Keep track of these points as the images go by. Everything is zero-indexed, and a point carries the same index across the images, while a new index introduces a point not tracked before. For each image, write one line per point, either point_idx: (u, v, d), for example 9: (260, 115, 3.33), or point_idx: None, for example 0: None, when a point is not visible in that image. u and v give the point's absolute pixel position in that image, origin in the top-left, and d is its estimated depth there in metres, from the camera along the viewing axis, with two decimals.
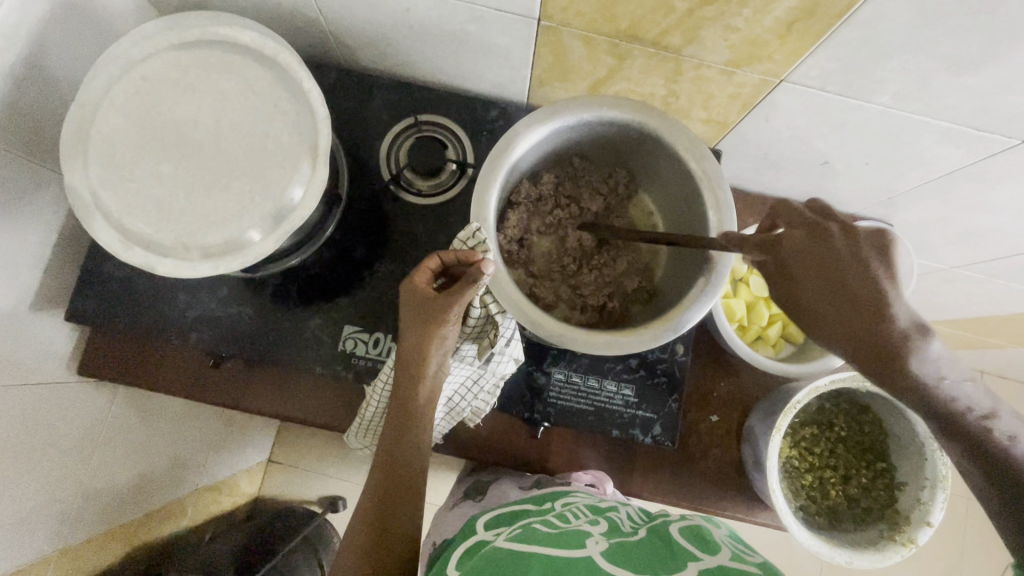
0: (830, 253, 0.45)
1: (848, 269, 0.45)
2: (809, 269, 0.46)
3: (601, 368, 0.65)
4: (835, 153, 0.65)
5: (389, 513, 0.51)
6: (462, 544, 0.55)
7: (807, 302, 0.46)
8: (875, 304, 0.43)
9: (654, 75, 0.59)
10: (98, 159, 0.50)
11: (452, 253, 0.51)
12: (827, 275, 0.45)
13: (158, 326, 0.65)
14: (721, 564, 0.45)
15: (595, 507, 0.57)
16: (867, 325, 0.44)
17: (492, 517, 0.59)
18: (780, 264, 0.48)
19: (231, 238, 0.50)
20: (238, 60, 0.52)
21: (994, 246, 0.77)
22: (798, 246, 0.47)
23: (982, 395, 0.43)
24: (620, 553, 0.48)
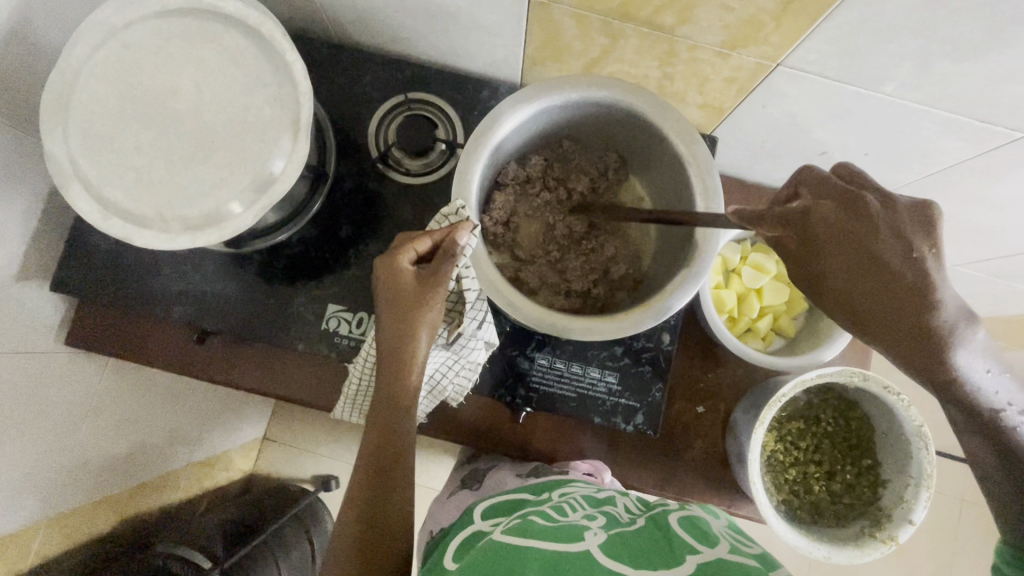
0: (866, 227, 0.42)
1: (888, 246, 0.41)
2: (842, 245, 0.42)
3: (585, 355, 0.65)
4: (835, 142, 0.63)
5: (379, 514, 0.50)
6: (457, 535, 0.53)
7: (838, 284, 0.43)
8: (915, 288, 0.41)
9: (648, 56, 0.57)
10: (79, 129, 0.50)
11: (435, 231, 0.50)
12: (858, 253, 0.42)
13: (143, 300, 0.65)
14: (720, 560, 0.44)
15: (593, 500, 0.56)
16: (904, 313, 0.41)
17: (488, 508, 0.57)
18: (808, 242, 0.44)
19: (211, 211, 0.50)
20: (221, 30, 0.51)
21: (995, 244, 0.76)
22: (831, 219, 0.43)
23: (1019, 389, 0.43)
24: (618, 547, 0.46)
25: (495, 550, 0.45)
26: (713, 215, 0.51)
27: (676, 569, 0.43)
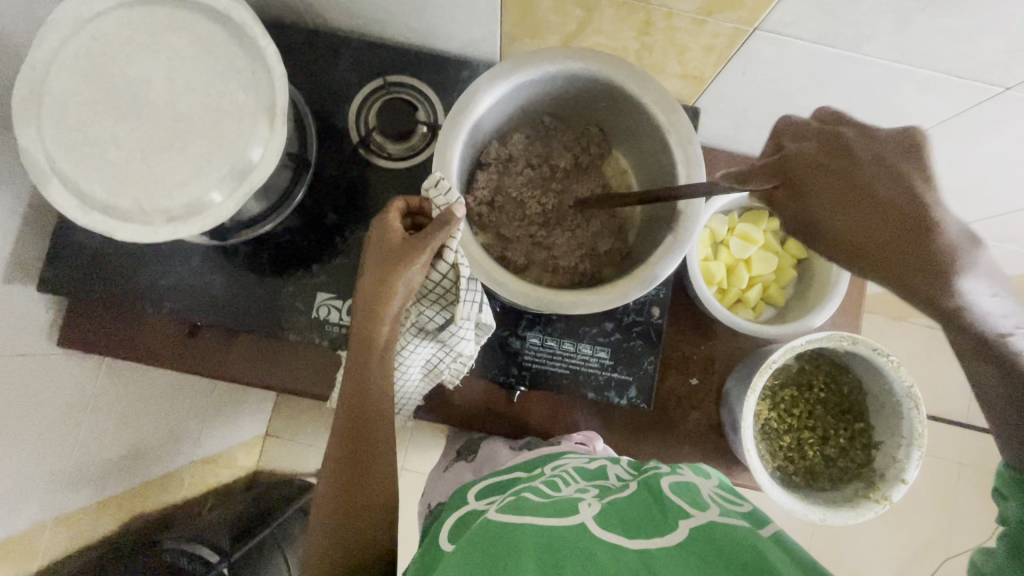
0: (839, 159, 0.44)
1: (867, 170, 0.43)
2: (825, 176, 0.44)
3: (576, 332, 0.65)
4: (817, 108, 0.63)
5: (362, 483, 0.52)
6: (453, 514, 0.54)
7: (826, 218, 0.44)
8: (911, 213, 0.42)
9: (625, 27, 0.57)
10: (53, 123, 0.49)
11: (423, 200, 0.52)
12: (842, 182, 0.43)
13: (132, 296, 0.65)
14: (711, 520, 0.44)
15: (585, 472, 0.56)
16: (901, 245, 0.42)
17: (481, 487, 0.58)
18: (792, 182, 0.45)
19: (191, 202, 0.49)
20: (191, 17, 0.51)
21: (981, 204, 0.76)
22: (809, 157, 0.44)
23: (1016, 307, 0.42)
24: (612, 518, 0.47)
25: (488, 530, 0.45)
26: (695, 183, 0.51)
27: (669, 536, 0.44)
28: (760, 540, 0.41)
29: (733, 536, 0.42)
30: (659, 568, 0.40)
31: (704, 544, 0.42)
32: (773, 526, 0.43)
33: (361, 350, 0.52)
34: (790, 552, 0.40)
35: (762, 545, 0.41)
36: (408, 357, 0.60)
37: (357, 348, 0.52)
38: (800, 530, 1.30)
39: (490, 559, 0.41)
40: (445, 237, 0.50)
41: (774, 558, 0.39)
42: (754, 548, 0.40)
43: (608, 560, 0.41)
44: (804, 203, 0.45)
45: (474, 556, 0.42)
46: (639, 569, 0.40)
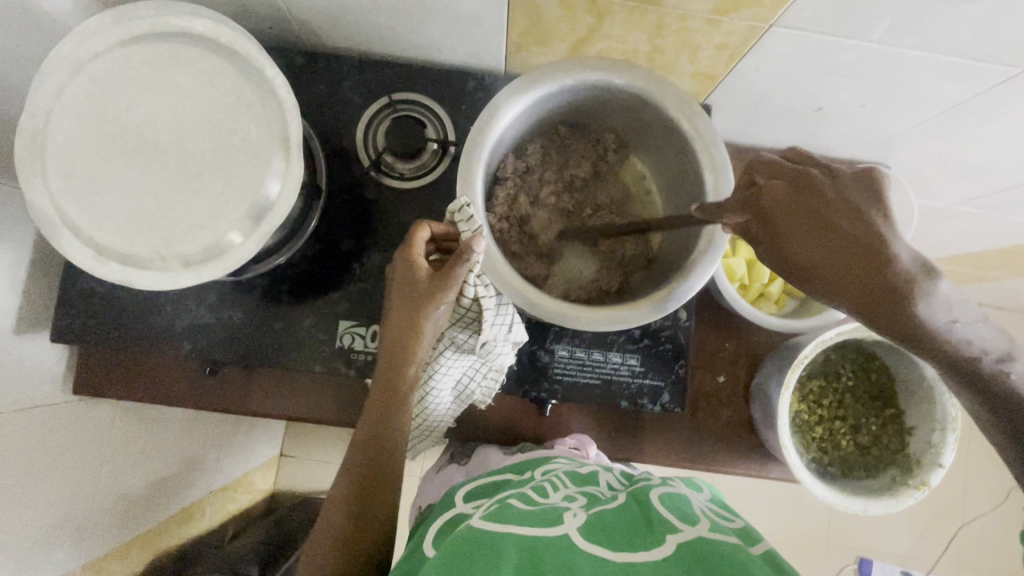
0: (813, 198, 0.42)
1: (835, 208, 0.41)
2: (795, 217, 0.42)
3: (605, 341, 0.64)
4: (830, 97, 0.62)
5: (364, 501, 0.53)
6: (441, 516, 0.54)
7: (799, 255, 0.42)
8: (871, 249, 0.40)
9: (636, 31, 0.55)
10: (59, 173, 0.47)
11: (443, 226, 0.52)
12: (814, 219, 0.42)
13: (148, 338, 0.63)
14: (699, 536, 0.45)
15: (575, 477, 0.57)
16: (863, 276, 0.40)
17: (471, 489, 0.58)
18: (763, 218, 0.44)
19: (211, 244, 0.48)
20: (194, 52, 0.49)
21: (991, 181, 0.76)
22: (784, 197, 0.43)
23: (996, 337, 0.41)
24: (597, 527, 0.47)
25: (471, 536, 0.44)
26: (724, 188, 0.50)
27: (656, 549, 0.44)
28: (755, 557, 0.43)
29: (723, 553, 0.43)
30: None
31: (692, 559, 0.42)
32: (761, 543, 0.46)
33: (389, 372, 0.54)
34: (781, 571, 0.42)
35: (754, 561, 0.42)
36: (439, 377, 0.59)
37: (380, 369, 0.54)
38: (819, 505, 1.33)
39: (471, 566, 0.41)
40: (464, 272, 0.50)
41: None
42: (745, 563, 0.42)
43: (590, 569, 0.41)
44: (773, 241, 0.43)
45: (455, 564, 0.41)
46: None
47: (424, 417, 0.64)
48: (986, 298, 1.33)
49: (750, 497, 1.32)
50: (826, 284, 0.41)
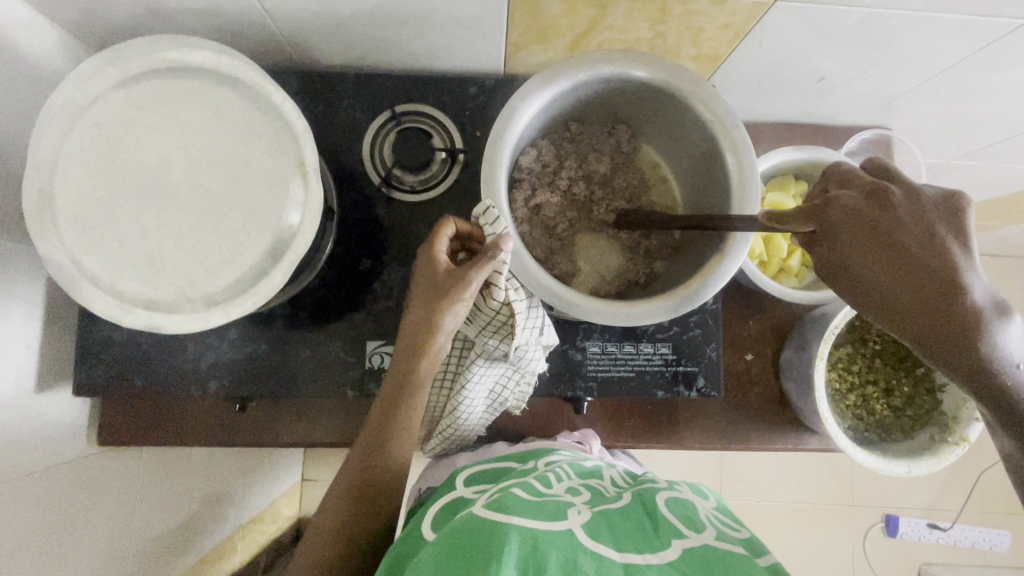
0: (879, 218, 0.46)
1: (911, 235, 0.45)
2: (861, 236, 0.46)
3: (635, 333, 0.64)
4: (833, 66, 0.62)
5: (364, 502, 0.52)
6: (439, 501, 0.56)
7: (861, 273, 0.47)
8: (945, 277, 0.44)
9: (639, 18, 0.55)
10: (72, 223, 0.46)
11: (471, 223, 0.51)
12: (886, 240, 0.46)
13: (172, 381, 0.61)
14: (705, 544, 0.47)
15: (579, 471, 0.58)
16: (923, 297, 0.45)
17: (471, 475, 0.59)
18: (827, 231, 0.47)
19: (238, 280, 0.47)
20: (197, 84, 0.48)
21: (992, 133, 0.76)
22: (851, 208, 0.47)
23: None
24: (599, 523, 0.49)
25: (476, 523, 0.46)
26: (747, 169, 0.51)
27: (662, 553, 0.46)
28: (763, 569, 0.46)
29: (728, 564, 0.45)
30: None
31: (698, 567, 0.45)
32: (766, 554, 0.48)
33: (398, 380, 0.53)
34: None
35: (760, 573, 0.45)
36: (473, 386, 0.59)
37: (396, 363, 0.53)
38: (844, 468, 1.34)
39: (475, 554, 0.42)
40: (488, 271, 0.48)
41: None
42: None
43: (594, 567, 0.43)
44: (835, 257, 0.48)
45: (450, 556, 0.42)
46: None
47: (462, 427, 0.63)
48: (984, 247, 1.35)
49: (776, 469, 1.33)
50: (896, 300, 0.46)
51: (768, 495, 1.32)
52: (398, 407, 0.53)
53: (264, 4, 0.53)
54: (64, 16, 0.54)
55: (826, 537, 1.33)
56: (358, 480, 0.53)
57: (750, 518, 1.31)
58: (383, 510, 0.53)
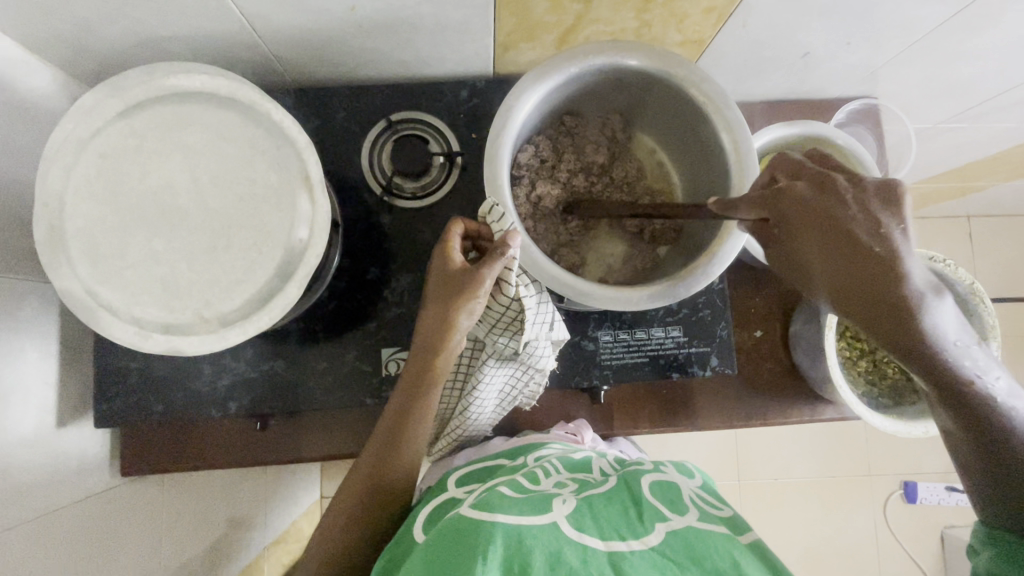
0: (834, 209, 0.44)
1: (856, 222, 0.43)
2: (810, 227, 0.45)
3: (645, 318, 0.65)
4: (817, 41, 0.63)
5: (373, 501, 0.54)
6: (433, 501, 0.55)
7: (805, 257, 0.46)
8: (885, 270, 0.42)
9: (624, 9, 0.55)
10: (86, 255, 0.47)
11: (484, 223, 0.52)
12: (833, 229, 0.44)
13: (191, 405, 0.62)
14: (688, 525, 0.49)
15: (568, 462, 0.59)
16: (879, 285, 0.43)
17: (464, 474, 0.60)
18: (780, 217, 0.46)
19: (252, 296, 0.48)
20: (197, 108, 0.49)
21: (976, 94, 0.77)
22: (802, 196, 0.45)
23: (988, 363, 0.44)
24: (584, 513, 0.50)
25: (461, 526, 0.47)
26: (743, 146, 0.52)
27: (645, 538, 0.48)
28: (744, 547, 0.47)
29: (710, 545, 0.47)
30: (626, 570, 0.44)
31: (681, 549, 0.46)
32: (748, 532, 0.49)
33: (414, 380, 0.54)
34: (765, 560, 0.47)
35: (740, 550, 0.47)
36: (485, 386, 0.59)
37: (411, 360, 0.54)
38: (858, 439, 1.35)
39: (459, 559, 0.44)
40: (500, 268, 0.49)
41: (752, 567, 0.45)
42: (733, 557, 0.46)
43: (577, 560, 0.44)
44: (796, 245, 0.46)
45: (438, 561, 0.44)
46: (607, 570, 0.44)
47: (479, 425, 0.64)
48: (974, 209, 1.36)
49: (791, 445, 1.34)
50: (838, 286, 0.44)
51: (785, 472, 1.33)
52: (415, 406, 0.54)
53: (254, 25, 0.54)
54: (57, 53, 0.55)
55: (846, 509, 1.34)
56: (370, 478, 0.54)
57: (769, 496, 1.32)
58: (394, 506, 0.55)
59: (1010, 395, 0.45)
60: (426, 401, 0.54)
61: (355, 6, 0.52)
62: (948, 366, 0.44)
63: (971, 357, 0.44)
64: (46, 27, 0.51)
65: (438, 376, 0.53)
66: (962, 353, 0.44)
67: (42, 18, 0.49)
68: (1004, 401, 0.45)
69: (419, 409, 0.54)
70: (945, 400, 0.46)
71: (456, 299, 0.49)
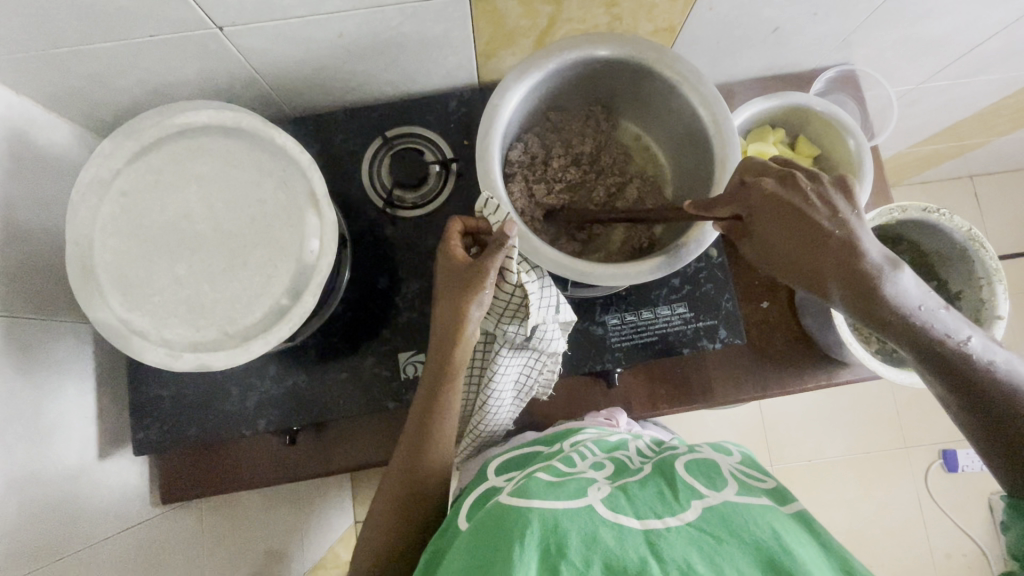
0: (791, 196, 0.49)
1: (814, 209, 0.48)
2: (777, 211, 0.49)
3: (651, 298, 0.67)
4: (785, 16, 0.65)
5: (410, 496, 0.56)
6: (475, 492, 0.57)
7: (772, 242, 0.50)
8: (849, 251, 0.48)
9: (593, 6, 0.58)
10: (116, 286, 0.50)
11: (482, 217, 0.54)
12: (796, 216, 0.48)
13: (222, 426, 0.64)
14: (725, 500, 0.49)
15: (603, 445, 0.60)
16: (838, 264, 0.48)
17: (502, 462, 0.61)
18: (749, 208, 0.50)
19: (271, 310, 0.51)
20: (205, 141, 0.53)
21: (953, 51, 0.79)
22: (763, 190, 0.49)
23: (957, 323, 0.49)
24: (619, 495, 0.51)
25: (499, 513, 0.48)
26: (721, 118, 0.54)
27: (681, 515, 0.48)
28: (785, 518, 0.48)
29: (748, 517, 0.47)
30: (662, 546, 0.45)
31: (718, 524, 0.47)
32: (791, 501, 0.50)
33: (435, 377, 0.56)
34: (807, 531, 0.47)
35: (781, 520, 0.47)
36: (502, 377, 0.60)
37: (429, 356, 0.56)
38: (888, 410, 1.33)
39: (499, 545, 0.45)
40: (502, 257, 0.51)
41: (793, 538, 0.45)
42: (773, 527, 0.46)
43: (613, 539, 0.45)
44: (758, 232, 0.50)
45: (480, 551, 0.46)
46: (643, 548, 0.44)
47: (502, 419, 0.65)
48: (976, 167, 1.36)
49: (821, 424, 1.32)
50: (789, 265, 0.50)
51: (818, 452, 1.31)
52: (438, 402, 0.56)
53: (251, 61, 0.57)
54: (75, 110, 0.60)
55: (884, 484, 1.31)
56: (404, 476, 0.57)
57: (805, 478, 1.30)
58: (431, 500, 0.57)
59: (985, 351, 0.48)
60: (448, 397, 0.56)
61: (342, 33, 0.55)
62: (924, 328, 0.48)
63: (940, 319, 0.48)
64: (64, 85, 0.55)
65: (458, 370, 0.55)
66: (930, 317, 0.48)
67: (61, 77, 0.54)
68: (983, 355, 0.48)
69: (440, 403, 0.56)
70: (924, 360, 0.49)
71: (466, 291, 0.52)
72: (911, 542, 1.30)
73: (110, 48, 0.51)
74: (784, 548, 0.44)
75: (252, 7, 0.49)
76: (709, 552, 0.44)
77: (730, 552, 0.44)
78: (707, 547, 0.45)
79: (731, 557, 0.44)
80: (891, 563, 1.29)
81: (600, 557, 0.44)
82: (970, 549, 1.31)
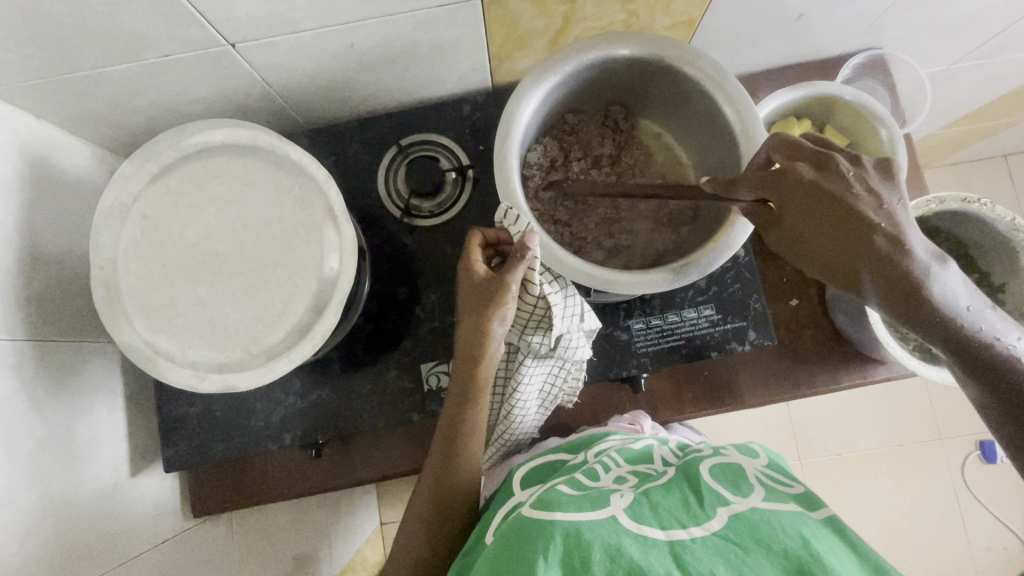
0: (831, 183, 0.46)
1: (856, 197, 0.45)
2: (816, 199, 0.46)
3: (676, 301, 0.66)
4: (809, 3, 0.62)
5: (437, 511, 0.56)
6: (501, 508, 0.56)
7: (809, 234, 0.46)
8: (890, 246, 0.44)
9: (609, 3, 0.56)
10: (141, 310, 0.50)
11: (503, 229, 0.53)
12: (834, 207, 0.45)
13: (249, 440, 0.65)
14: (751, 507, 0.48)
15: (628, 454, 0.58)
16: (882, 259, 0.44)
17: (527, 472, 0.60)
18: (782, 194, 0.47)
19: (293, 328, 0.51)
20: (223, 161, 0.53)
21: (989, 29, 0.75)
22: (803, 176, 0.46)
23: (999, 321, 0.45)
24: (642, 504, 0.49)
25: (522, 526, 0.48)
26: (746, 115, 0.52)
27: (706, 524, 0.47)
28: (814, 524, 0.46)
29: (776, 524, 0.45)
30: (687, 558, 0.43)
31: (744, 532, 0.45)
32: (824, 507, 0.48)
33: (460, 391, 0.55)
34: (838, 538, 0.46)
35: (810, 527, 0.45)
36: (526, 387, 0.59)
37: (453, 367, 0.55)
38: (922, 401, 1.29)
39: (522, 561, 0.44)
40: (523, 269, 0.50)
41: (822, 544, 0.44)
42: (801, 534, 0.44)
43: (637, 551, 0.44)
44: (793, 221, 0.46)
45: (502, 567, 0.45)
46: (668, 560, 0.43)
47: (526, 428, 0.65)
48: (1011, 146, 1.30)
49: (853, 417, 1.28)
50: (827, 257, 0.46)
51: (849, 446, 1.27)
52: (463, 415, 0.55)
53: (264, 77, 0.57)
54: (94, 131, 0.60)
55: (919, 476, 1.27)
56: (427, 490, 0.56)
57: (836, 472, 1.27)
58: (457, 514, 0.57)
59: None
60: (475, 408, 0.56)
61: (354, 42, 0.54)
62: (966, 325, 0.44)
63: (981, 316, 0.45)
64: (82, 108, 0.55)
65: (483, 381, 0.55)
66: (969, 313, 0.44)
67: (78, 99, 0.54)
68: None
69: (465, 415, 0.55)
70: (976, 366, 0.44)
71: (489, 302, 0.51)
72: (949, 535, 1.27)
73: (127, 70, 0.51)
74: (814, 557, 0.42)
75: (262, 23, 0.48)
76: (735, 562, 0.43)
77: (757, 561, 0.43)
78: (734, 558, 0.43)
79: (758, 567, 0.43)
80: (928, 558, 1.26)
81: (624, 569, 0.43)
82: (1011, 541, 1.26)
